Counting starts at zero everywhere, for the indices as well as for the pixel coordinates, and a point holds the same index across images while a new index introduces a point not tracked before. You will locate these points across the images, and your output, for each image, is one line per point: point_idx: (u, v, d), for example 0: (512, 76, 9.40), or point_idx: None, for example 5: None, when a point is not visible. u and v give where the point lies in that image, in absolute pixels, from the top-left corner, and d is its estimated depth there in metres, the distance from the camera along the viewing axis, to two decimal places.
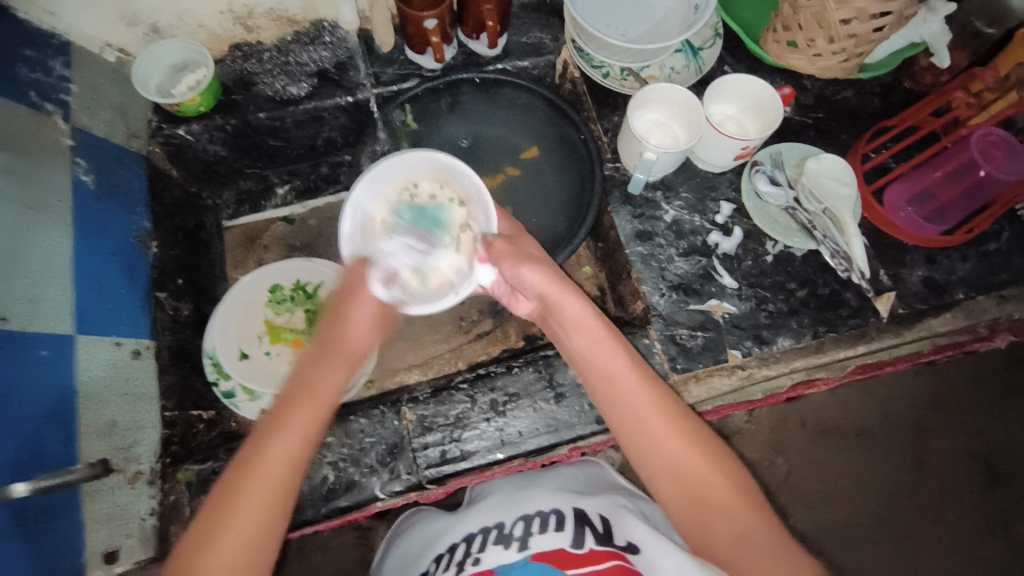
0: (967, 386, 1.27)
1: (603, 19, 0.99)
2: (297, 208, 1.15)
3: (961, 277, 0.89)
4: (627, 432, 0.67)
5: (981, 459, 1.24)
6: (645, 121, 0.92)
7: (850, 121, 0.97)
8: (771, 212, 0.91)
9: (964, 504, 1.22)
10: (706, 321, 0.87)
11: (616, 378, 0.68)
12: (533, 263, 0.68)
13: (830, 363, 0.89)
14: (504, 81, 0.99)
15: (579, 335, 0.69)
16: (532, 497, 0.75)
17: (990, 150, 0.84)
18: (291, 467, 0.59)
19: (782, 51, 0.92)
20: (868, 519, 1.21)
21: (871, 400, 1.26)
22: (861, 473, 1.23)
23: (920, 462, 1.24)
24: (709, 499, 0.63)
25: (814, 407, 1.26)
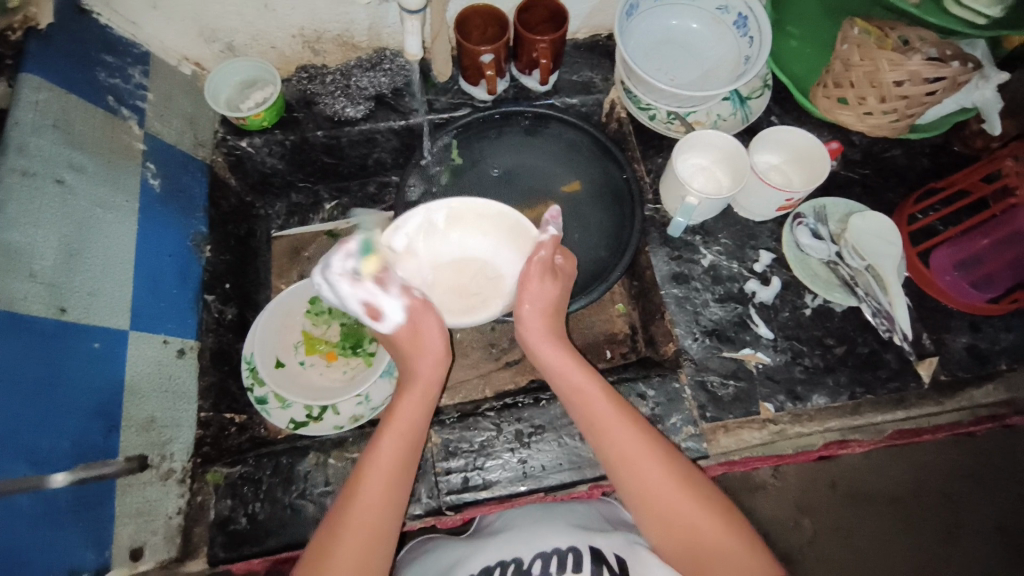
0: (1008, 460, 1.21)
1: (654, 63, 1.01)
2: (341, 224, 1.18)
3: (1005, 348, 0.87)
4: (616, 467, 0.69)
5: (1019, 540, 1.17)
6: (688, 165, 0.93)
7: (898, 180, 0.97)
8: (811, 266, 0.91)
9: None
10: (739, 370, 0.86)
11: (600, 412, 0.71)
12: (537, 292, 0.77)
13: (864, 426, 0.86)
14: (552, 116, 1.03)
15: (567, 378, 0.74)
16: (548, 531, 0.74)
17: None
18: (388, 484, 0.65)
19: (831, 107, 0.92)
20: None
21: (904, 465, 1.22)
22: (888, 541, 1.18)
23: (952, 535, 1.18)
24: (702, 533, 0.64)
25: (844, 467, 1.22)
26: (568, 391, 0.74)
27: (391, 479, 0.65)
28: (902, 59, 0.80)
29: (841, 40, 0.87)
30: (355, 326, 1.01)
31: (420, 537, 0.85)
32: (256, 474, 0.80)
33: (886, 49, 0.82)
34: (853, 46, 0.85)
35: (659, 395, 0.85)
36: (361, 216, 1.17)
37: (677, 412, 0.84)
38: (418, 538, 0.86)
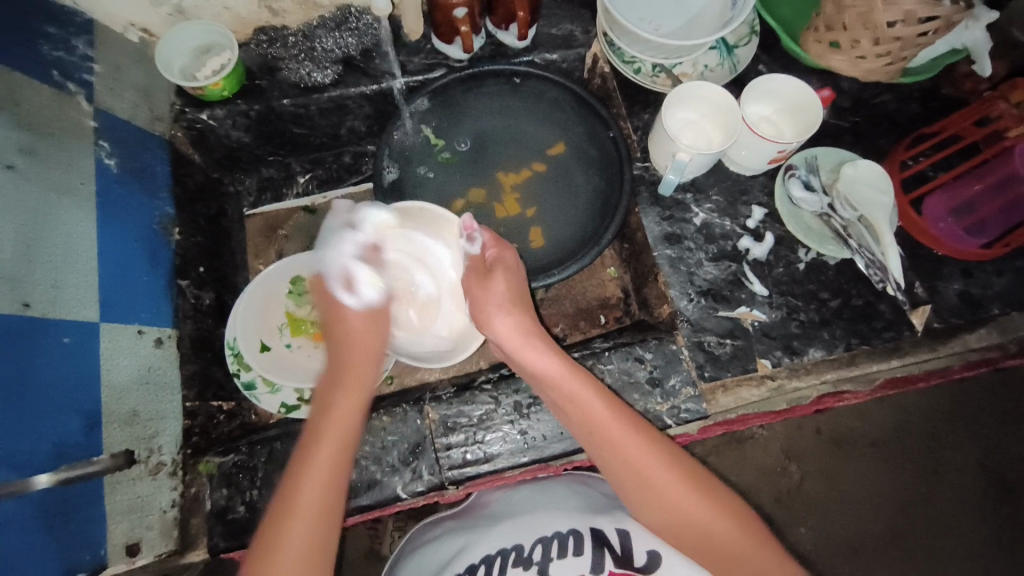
0: (987, 399, 1.24)
1: (637, 12, 0.96)
2: (317, 198, 1.12)
3: (997, 292, 0.87)
4: (620, 480, 0.68)
5: (995, 472, 1.22)
6: (677, 120, 0.89)
7: (889, 127, 0.95)
8: (804, 219, 0.89)
9: (977, 517, 1.20)
10: (735, 328, 0.85)
11: (602, 422, 0.68)
12: (502, 308, 0.76)
13: (859, 376, 0.87)
14: (533, 74, 0.97)
15: (554, 386, 0.72)
16: (546, 515, 0.75)
17: None
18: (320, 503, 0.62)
19: (826, 52, 0.89)
20: (878, 529, 1.20)
21: (885, 408, 1.25)
22: (872, 482, 1.22)
23: (933, 473, 1.22)
24: (698, 528, 0.64)
25: (829, 415, 1.24)
26: (567, 403, 0.71)
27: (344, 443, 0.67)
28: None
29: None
30: None
31: (432, 521, 0.87)
32: (250, 462, 0.77)
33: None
34: None
35: (656, 359, 0.84)
36: (339, 189, 1.12)
37: (675, 374, 0.83)
38: (425, 523, 0.89)
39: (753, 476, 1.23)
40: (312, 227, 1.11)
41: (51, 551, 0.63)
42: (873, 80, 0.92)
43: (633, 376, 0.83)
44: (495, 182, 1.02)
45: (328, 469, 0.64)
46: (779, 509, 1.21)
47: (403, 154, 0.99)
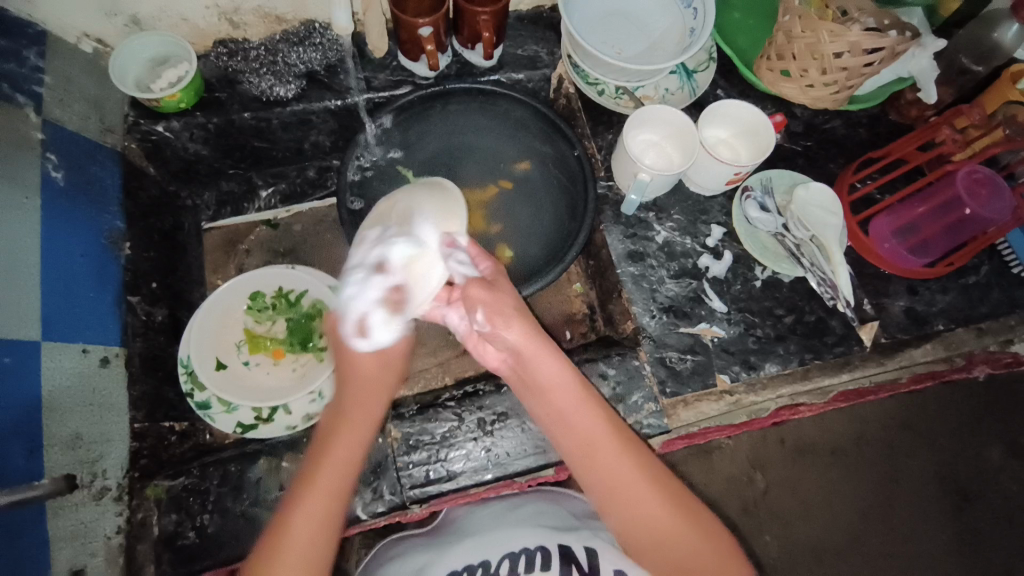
0: (938, 409, 1.30)
1: (600, 36, 0.99)
2: (282, 212, 1.11)
3: (941, 309, 0.91)
4: (604, 500, 0.67)
5: (950, 481, 1.27)
6: (639, 141, 0.92)
7: (838, 151, 0.99)
8: (760, 238, 0.92)
9: (935, 525, 1.24)
10: (696, 344, 0.87)
11: (590, 439, 0.68)
12: (511, 318, 0.66)
13: (813, 390, 0.89)
14: (499, 93, 0.99)
15: (558, 398, 0.69)
16: (514, 531, 0.78)
17: (975, 188, 0.87)
18: (327, 505, 0.64)
19: (776, 80, 0.93)
20: (840, 537, 1.23)
21: (843, 419, 1.29)
22: (832, 492, 1.25)
23: (893, 482, 1.26)
24: (678, 548, 0.64)
25: (793, 427, 1.28)
26: (556, 419, 0.70)
27: (363, 441, 0.68)
28: (842, 30, 0.81)
29: (784, 12, 0.88)
30: (302, 320, 0.94)
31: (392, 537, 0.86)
32: (200, 486, 0.74)
33: (827, 20, 0.83)
34: (794, 18, 0.86)
35: (619, 374, 0.85)
36: (305, 203, 1.11)
37: (637, 390, 0.85)
38: (389, 539, 0.87)
39: (718, 487, 1.25)
40: (277, 242, 1.10)
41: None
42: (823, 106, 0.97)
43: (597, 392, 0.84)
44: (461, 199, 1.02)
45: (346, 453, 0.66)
46: (744, 519, 1.23)
47: (370, 170, 0.99)
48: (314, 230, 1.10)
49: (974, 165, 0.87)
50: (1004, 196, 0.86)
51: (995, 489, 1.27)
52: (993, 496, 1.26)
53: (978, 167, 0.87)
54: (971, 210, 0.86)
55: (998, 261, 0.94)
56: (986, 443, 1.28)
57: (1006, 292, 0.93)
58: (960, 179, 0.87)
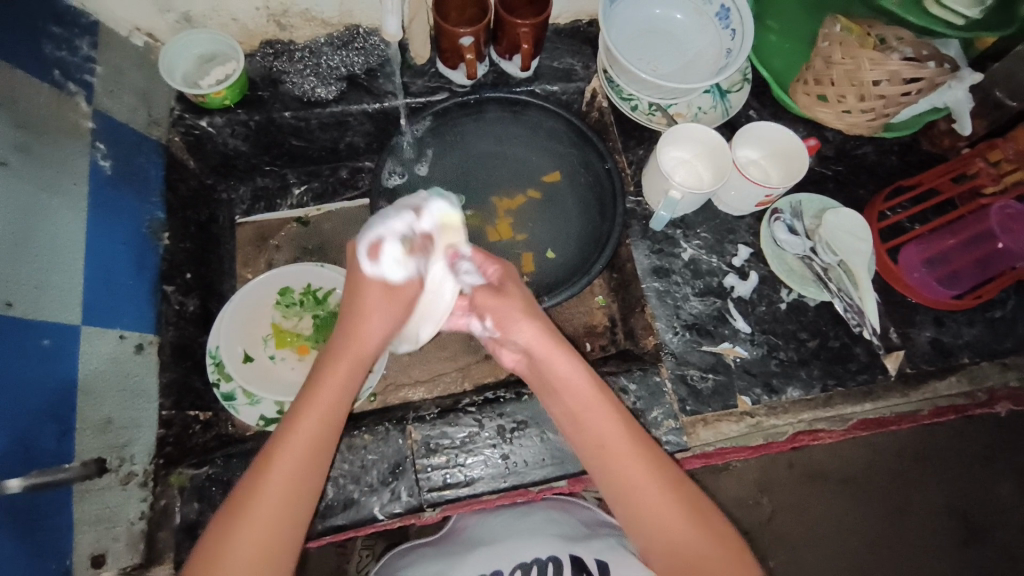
0: (954, 441, 1.28)
1: (636, 52, 1.00)
2: (312, 211, 1.11)
3: (967, 342, 0.91)
4: (620, 503, 0.67)
5: (962, 514, 1.25)
6: (671, 158, 0.93)
7: (870, 177, 0.99)
8: (788, 261, 0.92)
9: (945, 559, 1.23)
10: (718, 364, 0.87)
11: (606, 440, 0.68)
12: (526, 320, 0.70)
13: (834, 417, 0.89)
14: (533, 103, 0.99)
15: (568, 396, 0.69)
16: (527, 540, 0.79)
17: (1008, 223, 0.86)
18: (288, 493, 0.60)
19: (811, 104, 0.94)
20: (846, 565, 1.22)
21: (856, 445, 1.28)
22: (843, 519, 1.24)
23: (902, 512, 1.24)
24: (691, 554, 0.64)
25: (806, 450, 1.27)
26: (569, 416, 0.70)
27: (332, 421, 0.64)
28: (882, 58, 0.81)
29: (823, 38, 0.89)
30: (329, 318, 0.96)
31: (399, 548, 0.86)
32: (225, 476, 0.76)
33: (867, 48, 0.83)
34: (834, 44, 0.86)
35: (639, 390, 0.85)
36: (334, 203, 1.12)
37: (658, 406, 0.85)
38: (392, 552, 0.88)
39: (728, 506, 1.24)
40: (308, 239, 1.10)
41: (20, 555, 0.60)
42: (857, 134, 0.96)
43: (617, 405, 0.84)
44: (489, 206, 1.03)
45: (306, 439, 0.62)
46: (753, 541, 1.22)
47: (402, 173, 1.00)
48: (342, 229, 1.12)
49: (1009, 202, 0.86)
50: None
51: (1010, 526, 1.24)
52: (1008, 533, 1.24)
53: (1013, 204, 0.86)
54: (999, 246, 0.86)
55: None
56: (1001, 478, 1.26)
57: None
58: (992, 215, 0.86)
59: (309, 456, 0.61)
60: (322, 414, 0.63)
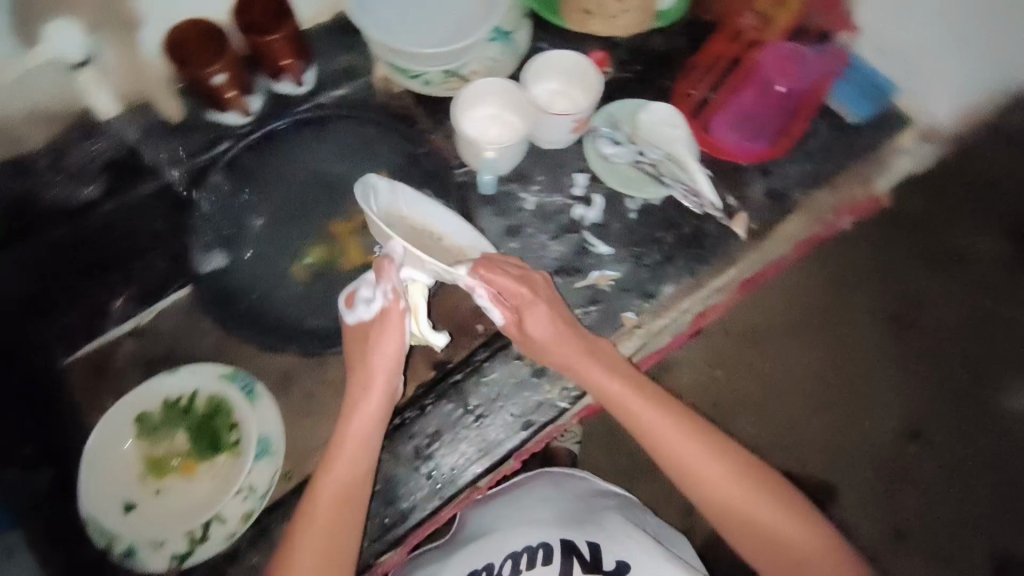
0: (883, 243, 1.18)
1: (407, 27, 0.93)
2: (144, 316, 0.95)
3: (795, 180, 0.96)
4: (678, 475, 0.71)
5: (908, 316, 1.17)
6: (478, 118, 0.90)
7: (667, 65, 1.02)
8: (621, 171, 0.95)
9: (907, 363, 1.16)
10: (596, 293, 0.89)
11: (631, 406, 0.74)
12: (545, 329, 0.77)
13: (710, 292, 0.93)
14: (330, 117, 0.97)
15: (600, 381, 0.76)
16: (516, 530, 0.76)
17: (782, 66, 0.96)
18: (340, 500, 0.69)
19: (590, 23, 1.00)
20: (806, 403, 1.16)
21: (781, 288, 1.20)
22: (795, 366, 1.17)
23: (845, 334, 1.17)
24: (739, 507, 0.68)
25: (733, 311, 1.19)
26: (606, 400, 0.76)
27: (368, 436, 0.73)
28: None
29: None
30: (201, 424, 0.88)
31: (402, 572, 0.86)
32: None
33: None
34: None
35: None
36: (164, 300, 0.96)
37: None
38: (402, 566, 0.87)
39: None
40: (143, 352, 0.94)
41: None
42: (634, 28, 1.02)
43: (517, 375, 0.84)
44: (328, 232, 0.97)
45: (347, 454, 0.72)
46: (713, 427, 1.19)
47: (225, 240, 0.95)
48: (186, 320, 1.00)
49: (779, 44, 0.95)
50: (807, 62, 0.95)
51: (963, 305, 1.16)
52: (940, 313, 1.16)
53: (784, 45, 0.95)
54: (784, 87, 0.98)
55: (832, 117, 0.98)
56: (941, 266, 1.16)
57: (849, 144, 0.97)
58: (767, 60, 0.97)
59: (357, 456, 0.72)
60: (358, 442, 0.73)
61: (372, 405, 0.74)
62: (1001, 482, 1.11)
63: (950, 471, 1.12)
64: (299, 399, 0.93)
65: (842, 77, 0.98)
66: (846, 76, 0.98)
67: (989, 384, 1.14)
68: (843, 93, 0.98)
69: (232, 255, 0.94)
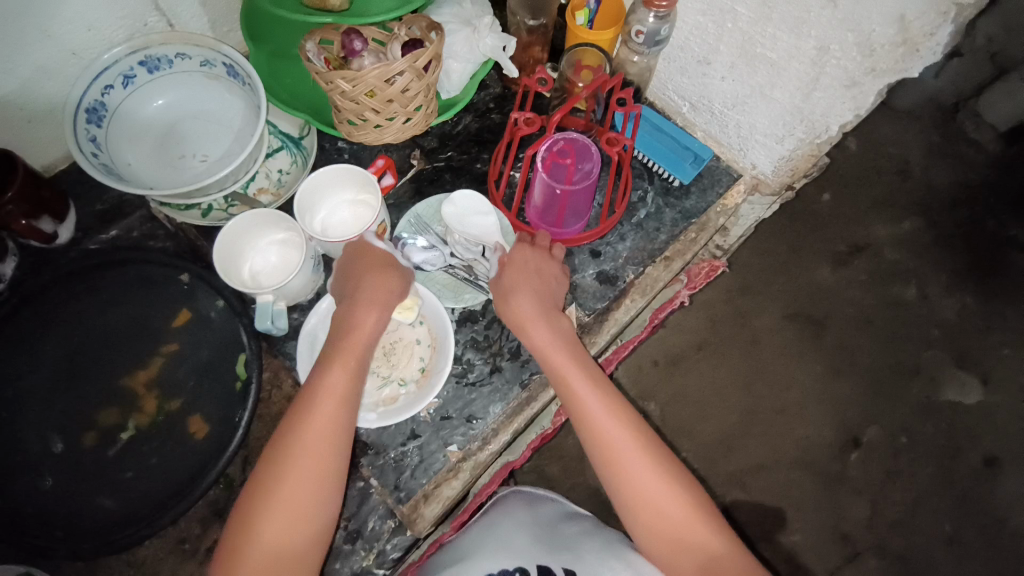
0: (761, 261, 1.30)
1: (172, 154, 0.85)
2: None
3: (626, 258, 0.88)
4: (602, 464, 0.66)
5: (802, 316, 1.27)
6: (265, 249, 0.80)
7: (480, 147, 0.95)
8: (435, 279, 0.84)
9: (804, 360, 1.25)
10: (416, 425, 0.77)
11: (576, 391, 0.68)
12: (522, 291, 0.73)
13: (543, 405, 0.84)
14: (109, 262, 0.87)
15: (557, 357, 0.70)
16: (482, 555, 0.70)
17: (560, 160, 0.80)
18: (307, 490, 0.61)
19: (351, 130, 0.78)
20: (734, 417, 1.21)
21: (695, 315, 1.26)
22: (717, 382, 1.22)
23: (755, 344, 1.25)
24: (664, 519, 0.64)
25: (656, 342, 1.24)
26: (557, 373, 0.71)
27: (340, 423, 0.64)
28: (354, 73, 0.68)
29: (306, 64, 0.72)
30: None
31: None
32: None
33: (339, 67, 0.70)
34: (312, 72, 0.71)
35: (347, 507, 0.77)
36: None
37: (371, 514, 0.77)
38: None
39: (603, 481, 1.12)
40: None
41: None
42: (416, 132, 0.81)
43: (329, 542, 0.76)
44: (123, 391, 0.84)
45: (318, 442, 0.62)
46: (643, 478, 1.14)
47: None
48: None
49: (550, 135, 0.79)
50: (590, 152, 0.81)
51: (844, 299, 1.29)
52: (847, 310, 1.28)
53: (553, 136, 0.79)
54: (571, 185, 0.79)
55: (659, 182, 0.92)
56: (815, 264, 1.30)
57: (678, 209, 0.91)
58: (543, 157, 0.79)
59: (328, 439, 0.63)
60: (331, 429, 0.64)
61: (340, 392, 0.65)
62: (938, 466, 1.21)
63: (888, 472, 1.20)
64: None
65: (651, 139, 0.92)
66: (658, 137, 0.93)
67: (924, 373, 1.25)
68: (656, 150, 0.92)
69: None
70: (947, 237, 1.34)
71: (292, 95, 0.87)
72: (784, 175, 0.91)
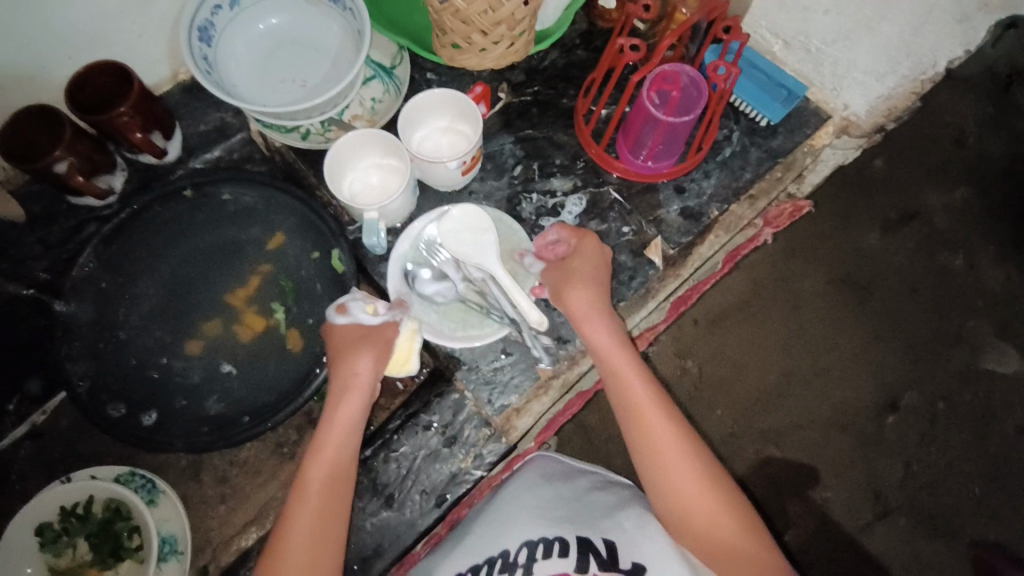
0: None
1: (274, 77, 0.87)
2: (39, 415, 0.90)
3: (710, 194, 0.89)
4: (649, 461, 0.68)
5: (851, 281, 1.21)
6: (364, 169, 0.83)
7: (566, 83, 0.96)
8: (452, 311, 0.80)
9: (845, 324, 1.20)
10: (506, 344, 0.82)
11: (629, 387, 0.71)
12: (579, 284, 0.76)
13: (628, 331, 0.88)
14: (208, 181, 0.88)
15: (612, 360, 0.73)
16: (514, 525, 0.72)
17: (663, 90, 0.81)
18: (328, 493, 0.66)
19: (453, 55, 0.80)
20: (773, 377, 1.18)
21: (740, 276, 1.21)
22: (760, 344, 1.20)
23: (797, 309, 1.21)
24: (702, 516, 0.65)
25: (700, 301, 1.20)
26: (608, 370, 0.73)
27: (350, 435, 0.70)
28: None
29: None
30: (103, 531, 0.79)
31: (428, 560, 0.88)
32: None
33: None
34: None
35: (444, 416, 0.82)
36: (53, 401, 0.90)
37: (467, 422, 0.81)
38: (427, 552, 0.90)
39: None
40: (45, 455, 0.88)
41: None
42: (514, 58, 0.82)
43: (428, 446, 0.81)
44: (224, 307, 0.90)
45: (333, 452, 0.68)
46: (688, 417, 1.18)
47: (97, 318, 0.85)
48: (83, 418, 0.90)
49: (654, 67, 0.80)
50: (689, 85, 0.81)
51: (885, 268, 1.22)
52: (894, 276, 1.22)
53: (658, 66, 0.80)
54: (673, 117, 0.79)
55: (746, 123, 0.92)
56: None
57: (764, 149, 0.91)
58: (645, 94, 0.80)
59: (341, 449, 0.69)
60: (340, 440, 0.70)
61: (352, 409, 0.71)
62: (976, 432, 1.16)
63: (924, 435, 1.16)
64: (211, 484, 0.88)
65: (745, 75, 0.91)
66: (745, 72, 0.91)
67: (965, 342, 1.20)
68: (746, 90, 0.91)
69: (126, 344, 0.86)
70: (996, 208, 1.24)
71: (391, 21, 0.88)
72: (878, 116, 0.95)
